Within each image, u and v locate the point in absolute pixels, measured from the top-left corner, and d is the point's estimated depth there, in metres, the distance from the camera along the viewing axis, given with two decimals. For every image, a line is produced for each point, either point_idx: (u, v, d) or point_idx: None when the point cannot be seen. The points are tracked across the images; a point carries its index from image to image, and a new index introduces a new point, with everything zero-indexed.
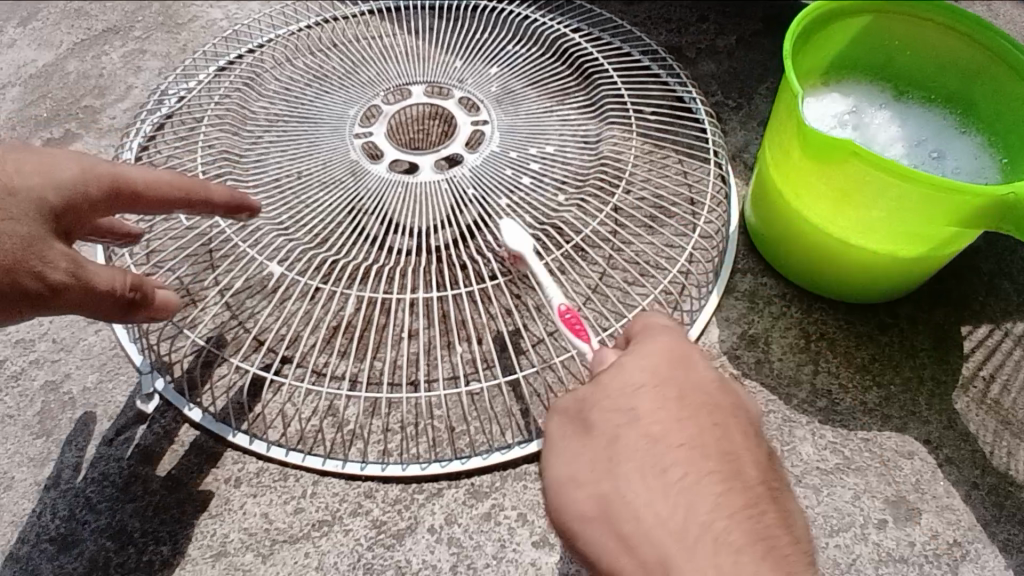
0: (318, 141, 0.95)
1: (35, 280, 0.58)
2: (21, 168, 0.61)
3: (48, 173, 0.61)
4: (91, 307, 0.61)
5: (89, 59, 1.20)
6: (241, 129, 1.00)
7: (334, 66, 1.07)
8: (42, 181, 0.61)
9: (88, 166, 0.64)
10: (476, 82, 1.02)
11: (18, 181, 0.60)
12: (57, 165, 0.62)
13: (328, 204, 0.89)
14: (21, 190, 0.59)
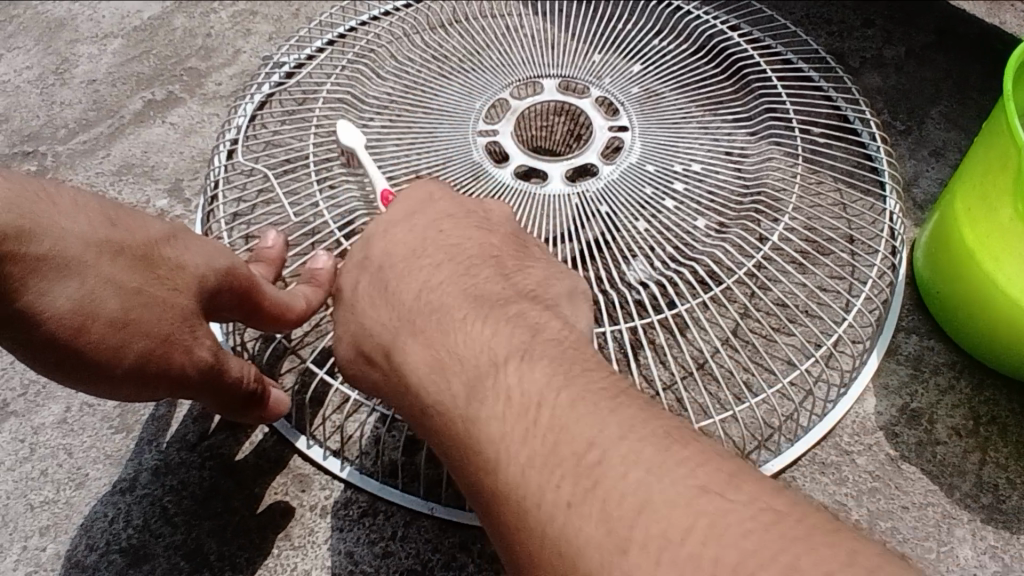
0: (437, 132, 0.86)
1: (181, 355, 0.62)
2: (184, 246, 0.65)
3: (206, 260, 0.65)
4: (209, 382, 0.65)
5: (197, 15, 1.13)
6: (355, 111, 0.91)
7: (458, 46, 0.97)
8: (199, 264, 0.65)
9: (234, 256, 0.68)
10: (615, 78, 0.91)
11: (180, 259, 0.64)
12: (205, 251, 0.66)
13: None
14: (187, 270, 0.64)
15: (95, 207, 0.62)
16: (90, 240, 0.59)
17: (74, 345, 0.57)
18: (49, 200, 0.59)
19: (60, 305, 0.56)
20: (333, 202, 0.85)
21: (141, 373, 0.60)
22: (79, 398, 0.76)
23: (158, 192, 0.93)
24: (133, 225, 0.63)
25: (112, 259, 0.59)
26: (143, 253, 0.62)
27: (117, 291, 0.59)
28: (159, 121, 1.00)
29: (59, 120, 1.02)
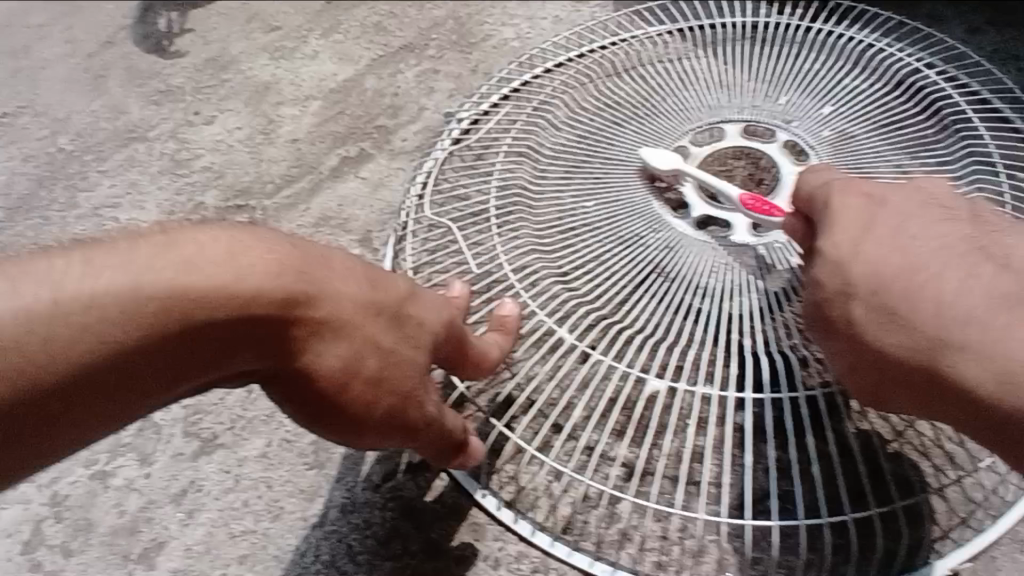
0: (616, 181, 0.85)
1: (417, 412, 0.58)
2: (422, 296, 0.59)
3: (437, 312, 0.60)
4: (439, 432, 0.63)
5: (386, 76, 1.23)
6: (533, 159, 0.93)
7: (634, 95, 0.97)
8: (434, 317, 0.60)
9: (456, 308, 0.64)
10: (804, 122, 0.89)
11: (423, 314, 0.58)
12: (442, 306, 0.62)
13: (623, 261, 0.78)
14: (427, 324, 0.58)
15: (355, 263, 0.55)
16: (361, 300, 0.53)
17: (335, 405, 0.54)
18: (322, 255, 0.53)
19: (330, 365, 0.52)
20: (510, 254, 0.87)
21: (384, 429, 0.57)
22: (277, 434, 0.82)
23: (351, 243, 1.01)
24: (379, 274, 0.56)
25: (378, 317, 0.54)
26: (404, 310, 0.56)
27: (381, 351, 0.54)
28: (353, 176, 1.09)
29: (267, 176, 1.13)
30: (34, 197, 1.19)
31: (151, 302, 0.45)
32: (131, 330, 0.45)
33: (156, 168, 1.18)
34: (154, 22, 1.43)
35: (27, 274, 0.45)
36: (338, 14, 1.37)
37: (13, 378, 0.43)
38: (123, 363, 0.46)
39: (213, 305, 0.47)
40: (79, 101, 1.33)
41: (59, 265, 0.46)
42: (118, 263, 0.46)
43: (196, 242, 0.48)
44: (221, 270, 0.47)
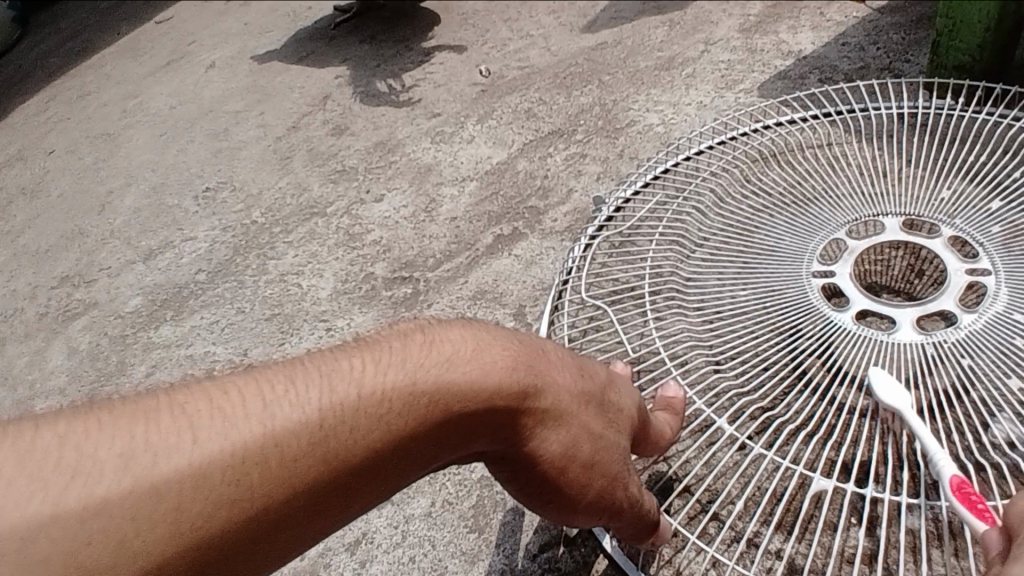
0: (777, 277, 0.94)
1: (624, 494, 0.67)
2: (620, 386, 0.67)
3: (632, 402, 0.68)
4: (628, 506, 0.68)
5: (536, 159, 1.34)
6: (693, 252, 1.03)
7: (786, 189, 1.06)
8: (630, 406, 0.68)
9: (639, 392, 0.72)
10: (970, 218, 0.94)
11: (622, 402, 0.66)
12: (628, 385, 0.69)
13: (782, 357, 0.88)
14: (624, 412, 0.66)
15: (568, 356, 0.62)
16: (578, 393, 0.59)
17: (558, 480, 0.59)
18: (544, 348, 0.60)
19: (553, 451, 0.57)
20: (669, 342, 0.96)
21: (594, 509, 0.65)
22: (442, 495, 0.95)
23: (505, 316, 1.12)
24: (591, 367, 0.64)
25: (591, 404, 0.60)
26: (604, 396, 0.63)
27: (591, 434, 0.60)
28: (506, 254, 1.20)
29: (428, 251, 1.26)
30: (230, 263, 1.37)
31: (429, 393, 0.50)
32: (409, 418, 0.49)
33: (333, 240, 1.34)
34: (335, 111, 1.65)
35: (308, 372, 0.48)
36: (493, 100, 1.51)
37: (308, 465, 0.45)
38: (398, 446, 0.49)
39: (473, 396, 0.52)
40: (270, 179, 1.54)
41: (335, 363, 0.49)
42: (395, 359, 0.51)
43: (448, 338, 0.54)
44: (477, 364, 0.53)
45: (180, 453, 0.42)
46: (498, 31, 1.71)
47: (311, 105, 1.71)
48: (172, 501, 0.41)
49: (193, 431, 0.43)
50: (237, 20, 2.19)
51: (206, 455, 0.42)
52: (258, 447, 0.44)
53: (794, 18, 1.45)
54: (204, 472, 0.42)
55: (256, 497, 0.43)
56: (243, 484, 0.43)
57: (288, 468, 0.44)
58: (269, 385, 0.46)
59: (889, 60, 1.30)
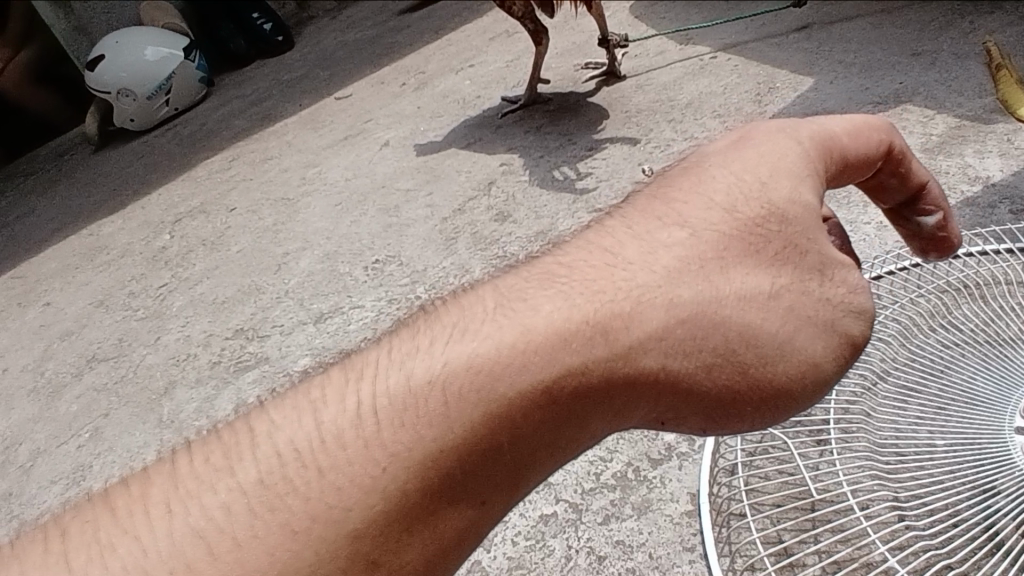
0: (962, 422, 0.87)
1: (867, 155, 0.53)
2: (844, 147, 0.52)
3: (855, 143, 0.52)
4: None
5: None
6: (876, 386, 0.99)
7: (995, 329, 0.97)
8: (849, 153, 0.52)
9: (880, 129, 0.53)
10: None
11: (825, 150, 0.51)
12: (781, 155, 0.50)
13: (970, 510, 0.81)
14: (840, 150, 0.51)
15: (718, 177, 0.51)
16: (737, 236, 0.49)
17: (792, 378, 0.47)
18: (701, 187, 0.51)
19: (752, 325, 0.46)
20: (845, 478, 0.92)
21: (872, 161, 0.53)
22: None
23: None
24: (771, 149, 0.51)
25: (757, 250, 0.48)
26: (761, 223, 0.49)
27: (759, 290, 0.47)
28: None
29: None
30: None
31: (626, 282, 0.48)
32: (621, 304, 0.46)
33: None
34: (499, 198, 1.75)
35: (523, 281, 0.50)
36: None
37: (506, 366, 0.44)
38: (630, 349, 0.45)
39: (661, 280, 0.47)
40: (434, 257, 1.64)
41: (536, 270, 0.51)
42: (583, 257, 0.50)
43: (621, 237, 0.51)
44: (657, 239, 0.50)
45: (382, 383, 0.45)
46: (661, 131, 1.76)
47: (476, 189, 1.82)
48: (412, 414, 0.43)
49: (437, 347, 0.46)
50: (410, 104, 2.40)
51: (426, 373, 0.45)
52: (491, 352, 0.45)
53: (981, 141, 1.40)
54: (449, 385, 0.44)
55: (511, 397, 0.43)
56: (494, 390, 0.43)
57: (523, 368, 0.44)
58: (456, 317, 0.48)
59: None
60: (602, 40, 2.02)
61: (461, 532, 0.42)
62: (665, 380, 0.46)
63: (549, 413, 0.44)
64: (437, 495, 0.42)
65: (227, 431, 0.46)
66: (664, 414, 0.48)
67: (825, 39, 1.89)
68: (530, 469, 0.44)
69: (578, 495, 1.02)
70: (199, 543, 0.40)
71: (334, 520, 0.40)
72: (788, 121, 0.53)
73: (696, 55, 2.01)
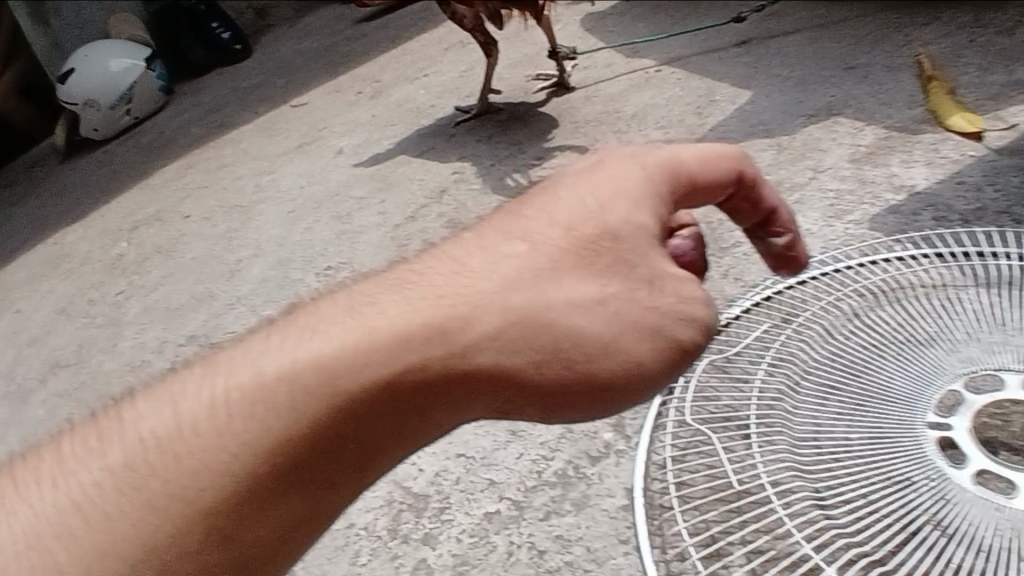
0: (883, 419, 0.92)
1: (712, 180, 0.59)
2: (688, 172, 0.59)
3: (699, 168, 0.59)
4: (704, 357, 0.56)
5: None
6: (800, 381, 1.01)
7: (911, 330, 1.03)
8: (693, 176, 0.59)
9: (724, 159, 0.61)
10: None
11: (668, 174, 0.58)
12: (624, 175, 0.58)
13: (891, 502, 0.84)
14: (685, 173, 0.59)
15: (563, 198, 0.59)
16: (569, 250, 0.56)
17: (609, 373, 0.54)
18: (547, 207, 0.59)
19: (573, 328, 0.54)
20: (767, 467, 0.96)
21: (718, 184, 0.60)
22: None
23: (605, 426, 1.11)
24: (618, 172, 0.58)
25: (588, 262, 0.55)
26: (596, 239, 0.56)
27: (586, 296, 0.54)
28: None
29: None
30: None
31: (465, 290, 0.56)
32: (460, 310, 0.55)
33: None
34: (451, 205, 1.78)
35: (375, 288, 0.59)
36: None
37: (347, 364, 0.53)
38: (463, 349, 0.54)
39: (495, 289, 0.56)
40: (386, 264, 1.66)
41: (393, 278, 0.60)
42: (434, 268, 0.59)
43: (470, 251, 0.59)
44: (501, 252, 0.58)
45: (245, 378, 0.54)
46: (608, 141, 1.82)
47: (429, 196, 1.85)
48: (266, 407, 0.52)
49: (290, 347, 0.55)
50: (366, 113, 2.42)
51: (278, 370, 0.54)
52: (334, 351, 0.54)
53: (907, 152, 1.46)
54: (297, 382, 0.53)
55: (349, 391, 0.53)
56: (334, 386, 0.53)
57: (363, 367, 0.53)
58: (316, 320, 0.57)
59: (1010, 203, 1.26)
60: (552, 51, 2.06)
61: (309, 509, 0.54)
62: (487, 374, 0.54)
63: (384, 405, 0.54)
64: (286, 477, 0.53)
65: (104, 416, 0.58)
66: (502, 405, 0.57)
67: (763, 54, 1.98)
68: (368, 450, 0.55)
69: (521, 493, 1.06)
70: (74, 513, 0.51)
71: (196, 495, 0.51)
72: (642, 150, 0.61)
73: (642, 68, 2.08)
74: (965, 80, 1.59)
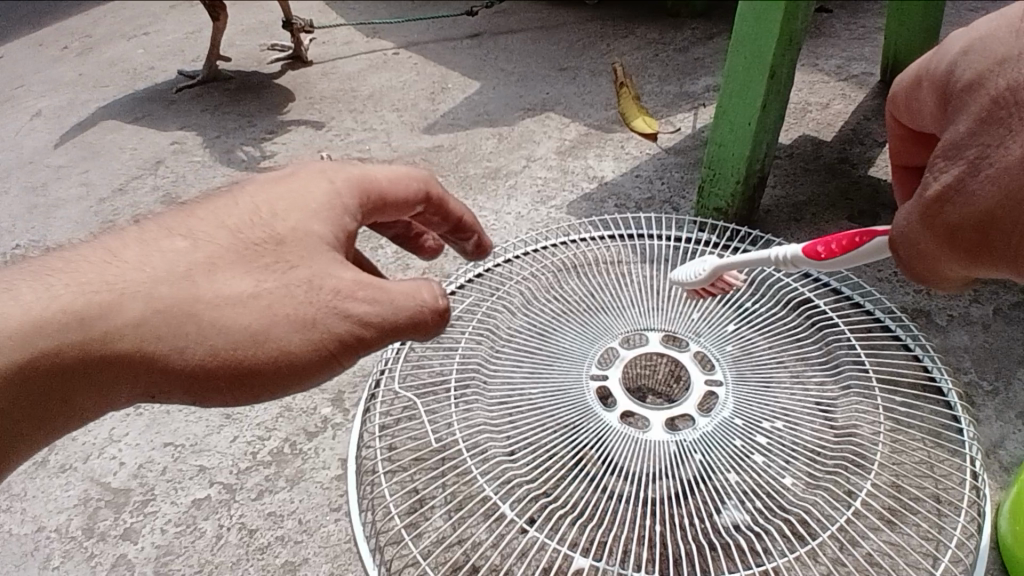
0: (560, 377, 1.08)
1: (402, 195, 0.75)
2: (379, 189, 0.74)
3: (390, 184, 0.75)
4: (377, 346, 0.65)
5: (368, 247, 1.41)
6: (498, 350, 1.15)
7: (589, 302, 1.22)
8: (383, 191, 0.74)
9: (410, 177, 0.77)
10: (714, 336, 1.15)
11: (360, 190, 0.72)
12: (309, 189, 0.70)
13: (561, 446, 1.00)
14: (378, 190, 0.74)
15: (240, 205, 0.69)
16: (227, 250, 0.65)
17: (258, 359, 0.62)
18: (224, 211, 0.69)
19: (217, 318, 0.62)
20: (465, 427, 1.07)
21: (405, 197, 0.76)
22: None
23: (324, 401, 1.13)
24: (310, 187, 0.70)
25: (244, 260, 0.65)
26: (261, 242, 0.66)
27: (238, 291, 0.63)
28: None
29: None
30: None
31: (115, 280, 0.64)
32: (104, 297, 0.63)
33: None
34: (168, 178, 1.70)
35: (24, 278, 0.65)
36: None
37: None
38: (106, 334, 0.62)
39: (146, 282, 0.63)
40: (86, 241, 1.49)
41: (47, 266, 0.67)
42: (96, 260, 0.66)
43: (137, 248, 0.66)
44: (164, 247, 0.66)
45: None
46: (343, 120, 1.82)
47: (142, 167, 1.68)
48: None
49: None
50: None
51: None
52: None
53: (602, 147, 1.69)
54: None
55: None
56: None
57: (1, 352, 0.61)
58: None
59: (671, 194, 1.55)
60: (286, 22, 1.99)
61: None
62: (145, 359, 0.62)
63: (24, 387, 0.62)
64: None
65: None
66: (151, 390, 0.64)
67: (493, 48, 2.12)
68: (5, 428, 0.64)
69: (233, 476, 1.04)
70: None
71: None
72: (331, 167, 0.73)
73: (380, 49, 2.11)
74: (648, 88, 1.89)
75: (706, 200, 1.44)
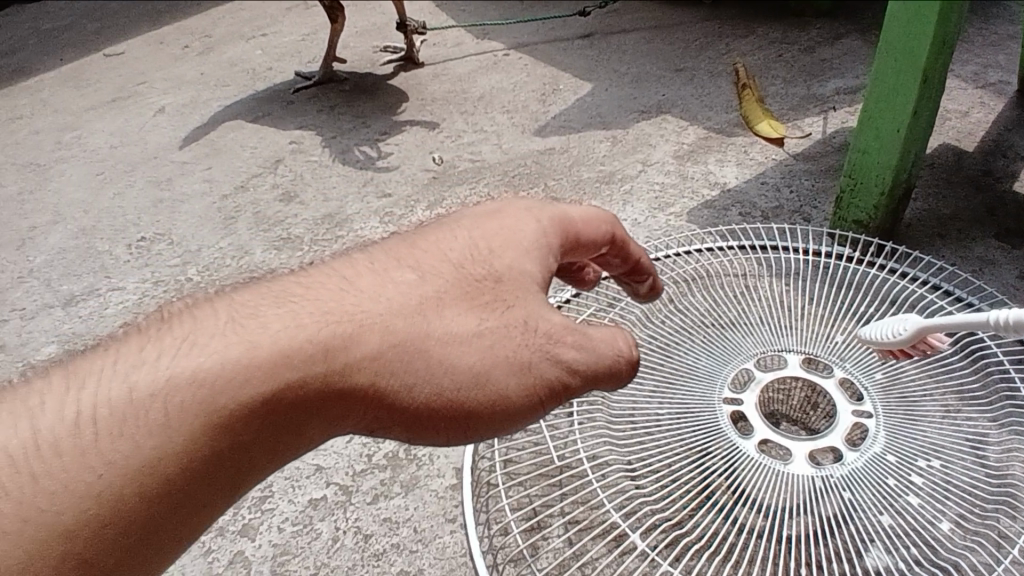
0: (690, 398, 1.02)
1: (593, 237, 0.70)
2: (575, 228, 0.69)
3: (583, 223, 0.70)
4: (581, 395, 0.62)
5: None
6: None
7: (720, 317, 1.14)
8: (577, 230, 0.69)
9: (602, 217, 0.72)
10: (861, 362, 1.04)
11: (558, 229, 0.67)
12: (518, 227, 0.66)
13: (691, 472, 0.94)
14: (573, 231, 0.68)
15: (457, 241, 0.65)
16: (455, 286, 0.61)
17: (482, 402, 0.58)
18: (442, 245, 0.65)
19: (448, 357, 0.58)
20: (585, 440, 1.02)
21: (596, 240, 0.71)
22: None
23: None
24: (515, 223, 0.66)
25: (466, 297, 0.61)
26: (481, 280, 0.62)
27: (468, 330, 0.59)
28: None
29: None
30: None
31: (354, 311, 0.58)
32: (343, 328, 0.57)
33: None
34: (285, 176, 1.69)
35: (256, 300, 0.58)
36: (441, 188, 1.61)
37: (249, 386, 0.53)
38: (344, 367, 0.56)
39: (383, 312, 0.59)
40: (209, 236, 1.54)
41: (278, 291, 0.59)
42: (320, 285, 0.60)
43: (368, 274, 0.61)
44: (393, 278, 0.61)
45: (116, 396, 0.51)
46: (454, 122, 1.81)
47: (262, 165, 1.73)
48: (137, 424, 0.50)
49: (163, 361, 0.53)
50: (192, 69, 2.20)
51: (151, 385, 0.51)
52: (220, 369, 0.53)
53: (722, 152, 1.60)
54: (172, 399, 0.51)
55: (232, 408, 0.52)
56: (216, 403, 0.52)
57: (247, 383, 0.53)
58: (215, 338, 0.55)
59: (800, 204, 1.44)
60: (401, 24, 2.00)
61: (147, 530, 0.50)
62: (375, 395, 0.57)
63: (264, 424, 0.54)
64: (150, 508, 0.50)
65: None
66: (372, 426, 0.59)
67: (605, 48, 2.07)
68: (246, 474, 0.54)
69: (349, 478, 1.03)
70: None
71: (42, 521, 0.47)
72: (534, 204, 0.69)
73: (491, 51, 2.09)
74: (772, 90, 1.78)
75: (844, 212, 1.33)
